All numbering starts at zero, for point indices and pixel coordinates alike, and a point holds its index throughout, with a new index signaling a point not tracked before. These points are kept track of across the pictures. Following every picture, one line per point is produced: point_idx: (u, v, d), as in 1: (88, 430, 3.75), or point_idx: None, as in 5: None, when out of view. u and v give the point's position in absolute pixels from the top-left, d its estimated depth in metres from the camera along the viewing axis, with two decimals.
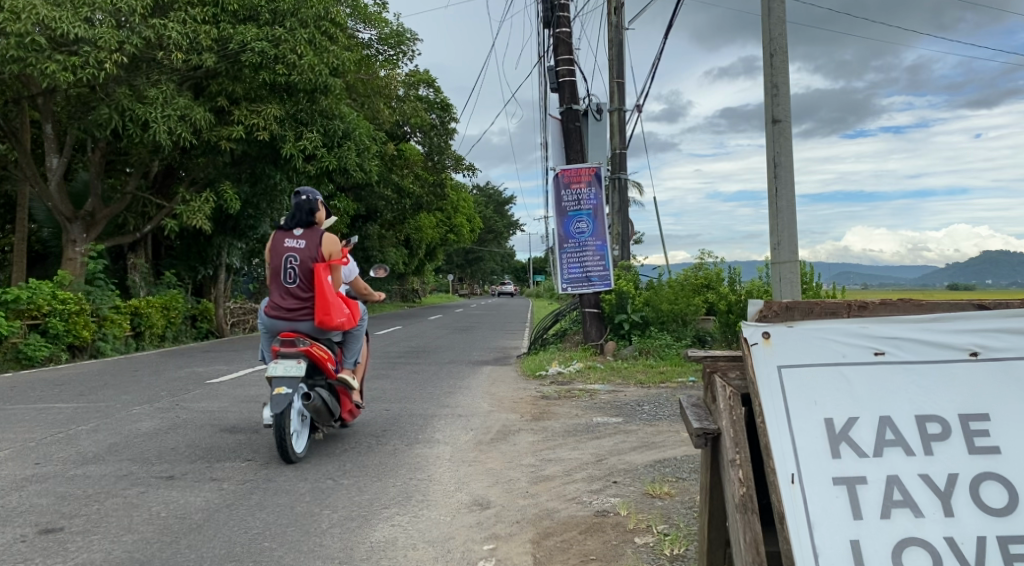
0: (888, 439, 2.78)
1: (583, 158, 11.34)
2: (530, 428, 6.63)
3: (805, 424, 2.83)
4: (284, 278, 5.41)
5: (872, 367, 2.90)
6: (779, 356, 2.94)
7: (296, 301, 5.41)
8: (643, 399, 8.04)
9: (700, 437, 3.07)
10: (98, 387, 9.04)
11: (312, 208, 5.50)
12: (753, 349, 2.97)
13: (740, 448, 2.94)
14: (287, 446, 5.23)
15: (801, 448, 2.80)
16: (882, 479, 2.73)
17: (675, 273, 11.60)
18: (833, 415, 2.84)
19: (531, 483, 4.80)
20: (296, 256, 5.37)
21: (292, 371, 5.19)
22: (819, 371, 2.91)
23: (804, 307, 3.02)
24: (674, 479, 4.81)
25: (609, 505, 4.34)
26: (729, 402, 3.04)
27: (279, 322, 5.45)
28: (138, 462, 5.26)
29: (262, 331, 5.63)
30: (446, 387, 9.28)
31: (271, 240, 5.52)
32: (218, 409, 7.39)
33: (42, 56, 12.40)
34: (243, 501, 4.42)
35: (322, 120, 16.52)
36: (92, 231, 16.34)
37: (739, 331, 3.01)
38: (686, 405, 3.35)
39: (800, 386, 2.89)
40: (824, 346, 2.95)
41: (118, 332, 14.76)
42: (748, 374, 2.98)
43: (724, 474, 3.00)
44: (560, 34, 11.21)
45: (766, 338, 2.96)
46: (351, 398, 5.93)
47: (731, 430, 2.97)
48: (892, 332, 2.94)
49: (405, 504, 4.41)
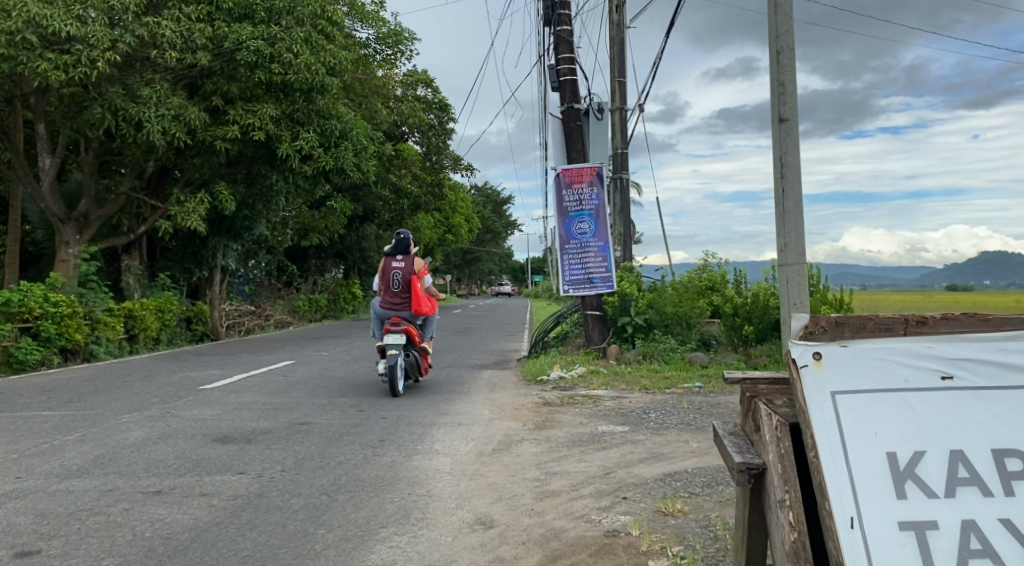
0: (961, 477, 2.68)
1: (585, 157, 11.12)
2: (533, 437, 6.41)
3: (867, 460, 2.73)
4: (393, 285, 8.64)
5: (938, 393, 2.80)
6: (831, 382, 2.84)
7: (399, 298, 8.63)
8: (648, 406, 7.82)
9: (744, 473, 2.87)
10: (88, 393, 8.81)
11: (406, 243, 8.81)
12: (804, 372, 2.88)
13: (790, 488, 2.78)
14: (395, 386, 8.44)
15: (861, 487, 2.69)
16: (956, 523, 2.61)
17: (679, 275, 11.42)
18: (896, 449, 2.74)
19: (536, 500, 4.58)
20: (400, 271, 8.61)
21: (399, 340, 8.38)
22: (877, 399, 2.81)
23: (855, 323, 2.91)
24: (686, 495, 4.60)
25: (620, 524, 4.13)
26: (776, 434, 2.88)
27: (389, 312, 8.68)
28: (125, 475, 5.03)
29: (374, 318, 8.81)
30: (446, 392, 9.06)
31: (381, 262, 8.75)
32: (211, 417, 7.17)
33: (33, 54, 12.13)
34: (233, 519, 4.20)
35: (319, 120, 16.27)
36: (85, 233, 16.10)
37: (787, 353, 2.92)
38: (725, 435, 3.17)
39: (857, 416, 2.79)
40: (882, 370, 2.85)
41: (111, 335, 14.52)
42: (798, 401, 2.88)
43: (771, 516, 2.84)
44: (561, 32, 11.01)
45: (817, 359, 2.86)
46: (428, 359, 9.21)
47: (778, 466, 2.81)
48: (959, 354, 2.85)
49: (404, 523, 4.19)
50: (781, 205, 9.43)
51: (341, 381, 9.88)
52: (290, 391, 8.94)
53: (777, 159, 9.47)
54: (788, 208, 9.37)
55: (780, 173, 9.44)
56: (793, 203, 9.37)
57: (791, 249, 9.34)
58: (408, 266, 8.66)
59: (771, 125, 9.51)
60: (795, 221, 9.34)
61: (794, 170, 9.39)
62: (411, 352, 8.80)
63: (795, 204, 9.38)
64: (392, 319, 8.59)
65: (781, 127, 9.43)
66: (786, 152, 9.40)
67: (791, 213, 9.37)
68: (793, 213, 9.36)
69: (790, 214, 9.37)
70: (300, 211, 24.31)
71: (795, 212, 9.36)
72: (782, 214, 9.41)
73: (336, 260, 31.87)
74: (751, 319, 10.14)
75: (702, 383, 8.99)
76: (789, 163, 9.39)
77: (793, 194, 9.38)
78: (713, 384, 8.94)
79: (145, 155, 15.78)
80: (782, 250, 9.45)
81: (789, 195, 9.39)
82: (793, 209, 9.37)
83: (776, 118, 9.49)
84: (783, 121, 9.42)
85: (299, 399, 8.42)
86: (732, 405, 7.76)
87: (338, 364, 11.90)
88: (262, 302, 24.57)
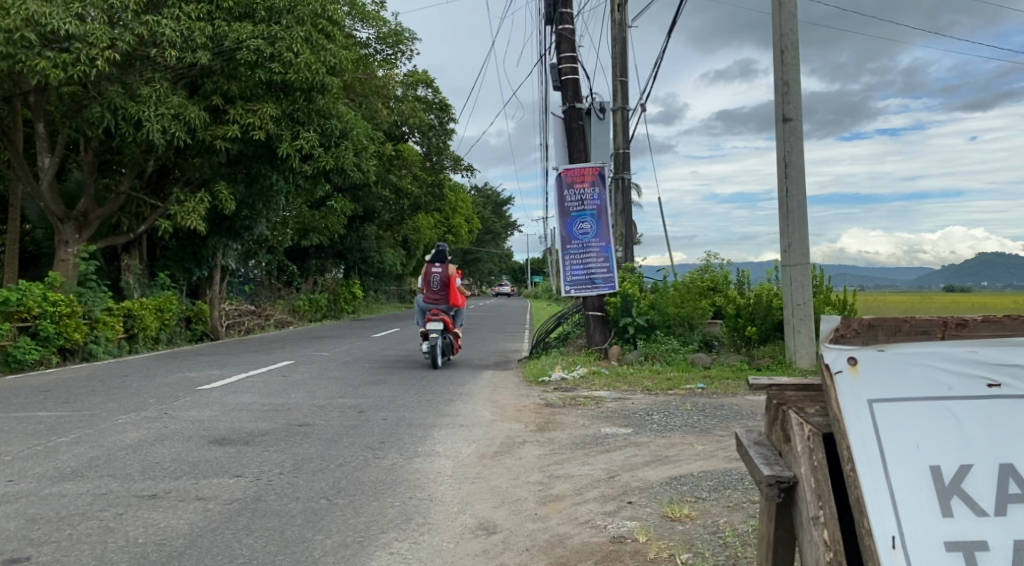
0: (1013, 493, 2.36)
1: (586, 157, 11.02)
2: (535, 439, 6.31)
3: (909, 474, 2.39)
4: (433, 284, 11.34)
5: (985, 403, 2.46)
6: (867, 389, 2.50)
7: (438, 295, 11.33)
8: (651, 407, 7.71)
9: (773, 487, 2.58)
10: (86, 393, 8.72)
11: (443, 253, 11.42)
12: (837, 378, 2.52)
13: (824, 503, 2.49)
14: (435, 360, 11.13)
15: (902, 503, 2.36)
16: (1008, 545, 2.29)
17: (681, 275, 11.31)
18: (940, 462, 2.40)
19: (540, 504, 4.48)
20: (438, 275, 11.28)
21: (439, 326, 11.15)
22: (918, 408, 2.46)
23: (891, 325, 2.54)
24: (693, 499, 4.50)
25: (626, 529, 4.04)
26: (809, 445, 2.59)
27: (429, 305, 11.41)
28: (119, 479, 4.94)
29: (417, 309, 11.54)
30: (446, 393, 8.95)
31: (423, 268, 11.42)
32: (209, 419, 7.07)
33: (31, 52, 12.04)
34: (229, 525, 4.10)
35: (319, 120, 16.11)
36: (84, 232, 15.99)
37: (819, 357, 2.56)
38: (749, 446, 2.87)
39: (897, 427, 2.45)
40: (922, 377, 2.50)
41: (110, 335, 14.43)
42: (831, 409, 2.54)
43: (803, 534, 2.55)
44: (563, 30, 10.92)
45: (852, 364, 2.52)
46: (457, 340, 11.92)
47: (812, 480, 2.52)
48: (1010, 358, 2.49)
49: (404, 528, 4.09)
50: (785, 205, 9.32)
51: (340, 382, 9.79)
52: (289, 392, 8.84)
53: (781, 159, 9.37)
54: (792, 209, 9.26)
55: (785, 173, 9.34)
56: (797, 203, 9.26)
57: (795, 249, 9.24)
58: (445, 271, 11.40)
59: (775, 125, 9.44)
60: (799, 221, 9.24)
61: (799, 170, 9.29)
62: (446, 336, 11.53)
63: (799, 204, 9.27)
64: (433, 310, 11.32)
65: (785, 127, 9.35)
66: (791, 152, 9.30)
67: (795, 214, 9.25)
68: (797, 214, 9.25)
69: (794, 215, 9.26)
70: (301, 211, 24.22)
71: (799, 213, 9.25)
72: (785, 214, 9.30)
73: (336, 260, 31.81)
74: (754, 321, 10.06)
75: (705, 384, 8.89)
76: (793, 163, 9.29)
77: (797, 195, 9.27)
78: (717, 385, 8.84)
79: (145, 154, 15.68)
80: (786, 251, 9.34)
81: (793, 196, 9.28)
82: (797, 209, 9.25)
83: (781, 118, 9.40)
84: (787, 121, 9.34)
85: (298, 399, 8.32)
86: (736, 407, 7.65)
87: (337, 364, 11.80)
88: (263, 302, 24.48)
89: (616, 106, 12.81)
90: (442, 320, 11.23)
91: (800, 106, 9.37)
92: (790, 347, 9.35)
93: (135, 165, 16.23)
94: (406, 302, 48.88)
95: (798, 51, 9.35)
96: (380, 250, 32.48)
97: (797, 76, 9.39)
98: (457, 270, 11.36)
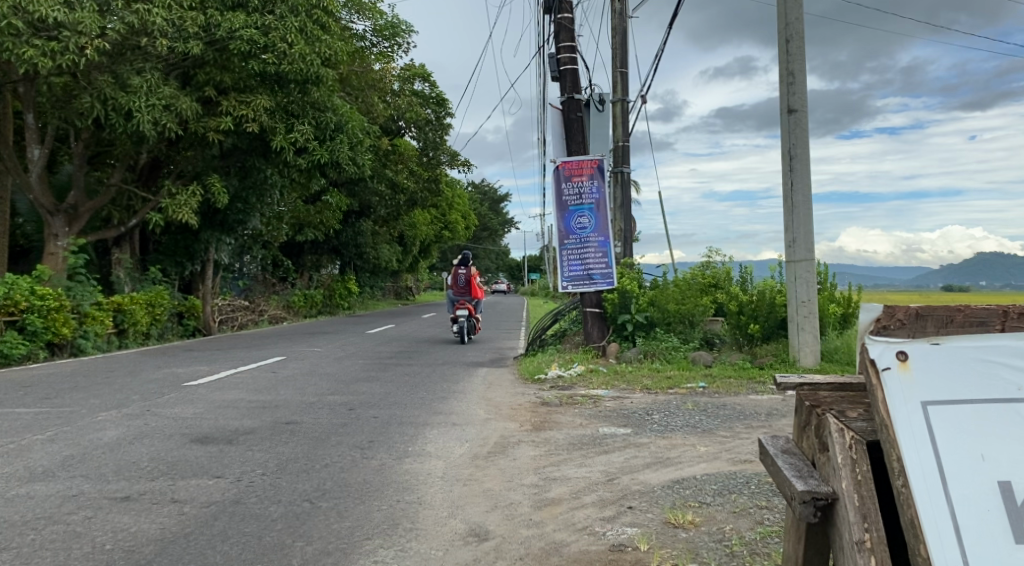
0: None
1: (585, 150, 10.78)
2: (531, 439, 6.07)
3: (973, 489, 2.19)
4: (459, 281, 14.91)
5: None
6: (920, 390, 2.31)
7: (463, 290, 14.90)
8: (651, 407, 7.48)
9: (808, 504, 2.42)
10: (67, 389, 8.46)
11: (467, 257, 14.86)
12: (885, 376, 2.36)
13: (871, 524, 2.31)
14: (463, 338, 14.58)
15: (965, 523, 2.15)
16: None
17: (682, 271, 10.85)
18: (1006, 475, 2.21)
19: (535, 509, 4.23)
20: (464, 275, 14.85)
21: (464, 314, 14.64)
22: (978, 411, 2.29)
23: (940, 317, 2.41)
24: (697, 504, 4.27)
25: (626, 537, 3.80)
26: (851, 456, 2.43)
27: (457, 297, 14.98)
28: (92, 479, 4.69)
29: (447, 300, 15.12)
30: (440, 390, 8.71)
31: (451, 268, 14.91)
32: (193, 416, 6.83)
33: (18, 40, 11.71)
34: (204, 529, 3.86)
35: (313, 112, 15.89)
36: (74, 225, 15.67)
37: (864, 353, 2.42)
38: (778, 455, 2.74)
39: (955, 433, 2.26)
40: (982, 376, 2.33)
41: (99, 330, 14.13)
42: (879, 413, 2.36)
43: (843, 556, 2.38)
44: (561, 19, 10.65)
45: (901, 361, 2.35)
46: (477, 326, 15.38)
47: (855, 496, 2.36)
48: None
49: (391, 534, 3.85)
50: (790, 198, 9.10)
51: (331, 378, 9.54)
52: (278, 389, 8.59)
53: (786, 151, 9.14)
54: (797, 202, 9.04)
55: (790, 166, 9.10)
56: (802, 197, 9.03)
57: (800, 244, 9.01)
58: (469, 272, 14.89)
59: (780, 116, 9.20)
60: (804, 215, 9.01)
61: (804, 163, 9.06)
62: (469, 321, 15.06)
63: (805, 197, 9.04)
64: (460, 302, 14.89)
65: (790, 118, 9.11)
66: (796, 144, 9.07)
67: (801, 208, 9.02)
68: (802, 208, 9.03)
69: (799, 209, 9.04)
70: (295, 206, 23.88)
71: (804, 207, 9.02)
72: (791, 208, 9.08)
73: (331, 257, 31.48)
74: (757, 318, 9.83)
75: (705, 384, 8.65)
76: (799, 156, 9.05)
77: (802, 187, 9.04)
78: (718, 384, 8.60)
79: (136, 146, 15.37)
80: (790, 246, 9.11)
81: (798, 189, 9.05)
82: (802, 203, 9.03)
83: (786, 109, 9.17)
84: (792, 112, 9.10)
85: (286, 397, 8.07)
86: (739, 407, 7.41)
87: (329, 361, 11.55)
88: (256, 298, 24.16)
89: (616, 98, 12.55)
90: (468, 308, 14.79)
91: (806, 97, 9.14)
92: (794, 345, 9.13)
93: (126, 156, 15.93)
94: (401, 299, 48.51)
95: (803, 40, 9.10)
96: (376, 246, 32.14)
97: (803, 66, 9.15)
98: (477, 271, 14.80)
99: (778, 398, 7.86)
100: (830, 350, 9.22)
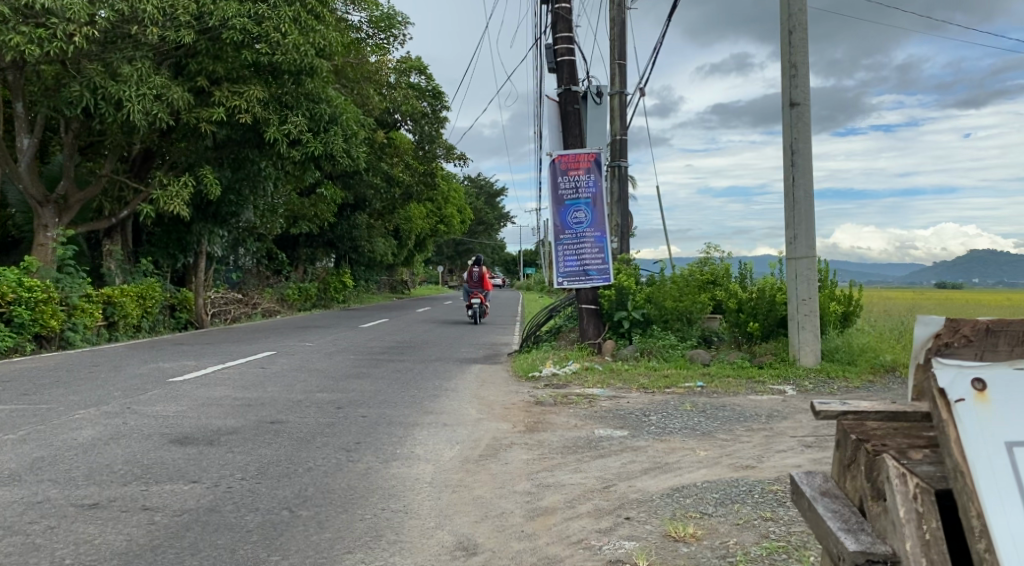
0: None
1: (582, 143, 10.53)
2: (524, 441, 5.83)
3: None
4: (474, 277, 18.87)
5: None
6: (1001, 427, 2.12)
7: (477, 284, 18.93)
8: (648, 407, 7.24)
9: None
10: (48, 385, 8.20)
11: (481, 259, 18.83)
12: (958, 407, 2.19)
13: None
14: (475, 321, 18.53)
15: None
16: None
17: (679, 267, 10.54)
18: None
19: (528, 520, 4.01)
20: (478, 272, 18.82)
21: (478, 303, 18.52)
22: None
23: (1012, 335, 2.26)
24: (697, 515, 4.04)
25: (622, 551, 3.57)
26: (916, 509, 2.23)
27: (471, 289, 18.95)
28: (61, 484, 4.46)
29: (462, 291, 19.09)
30: (431, 388, 8.47)
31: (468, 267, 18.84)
32: (174, 414, 6.58)
33: (5, 27, 11.43)
34: (173, 542, 3.64)
35: (308, 104, 15.51)
36: (63, 216, 15.35)
37: (932, 381, 2.27)
38: (819, 499, 2.58)
39: None
40: None
41: (88, 322, 13.87)
42: (951, 452, 2.17)
43: None
44: (559, 9, 10.36)
45: (980, 391, 2.19)
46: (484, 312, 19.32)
47: (922, 559, 2.15)
48: None
49: (374, 547, 3.63)
50: (791, 193, 8.89)
51: (321, 375, 9.29)
52: (265, 386, 8.35)
53: (787, 146, 8.94)
54: (799, 198, 8.82)
55: (791, 161, 8.90)
56: (804, 193, 8.81)
57: (801, 240, 8.79)
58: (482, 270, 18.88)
59: (781, 110, 8.98)
60: (806, 211, 8.79)
61: (806, 158, 8.84)
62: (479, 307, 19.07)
63: (806, 193, 8.82)
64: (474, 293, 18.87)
65: (792, 112, 8.90)
66: (797, 139, 8.86)
67: (802, 203, 8.81)
68: (804, 204, 8.80)
69: (800, 205, 8.82)
70: (290, 198, 23.57)
71: (806, 203, 8.80)
72: (792, 204, 8.87)
73: (326, 250, 31.19)
74: (757, 316, 9.61)
75: (703, 383, 8.44)
76: (800, 151, 8.84)
77: (804, 182, 8.82)
78: (717, 383, 8.40)
79: (127, 136, 15.07)
80: (790, 243, 8.89)
81: (799, 184, 8.83)
82: (804, 198, 8.81)
83: (787, 103, 8.95)
84: (794, 106, 8.88)
85: (273, 394, 7.83)
86: (738, 408, 7.19)
87: (320, 356, 11.30)
88: (249, 291, 23.88)
89: (614, 90, 12.28)
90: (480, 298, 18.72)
91: (809, 89, 8.91)
92: (794, 344, 8.92)
93: (118, 146, 15.63)
94: (396, 293, 48.30)
95: (806, 32, 8.87)
96: (371, 239, 31.85)
97: (806, 58, 8.92)
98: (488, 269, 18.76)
99: (778, 399, 7.65)
100: (830, 350, 9.01)
